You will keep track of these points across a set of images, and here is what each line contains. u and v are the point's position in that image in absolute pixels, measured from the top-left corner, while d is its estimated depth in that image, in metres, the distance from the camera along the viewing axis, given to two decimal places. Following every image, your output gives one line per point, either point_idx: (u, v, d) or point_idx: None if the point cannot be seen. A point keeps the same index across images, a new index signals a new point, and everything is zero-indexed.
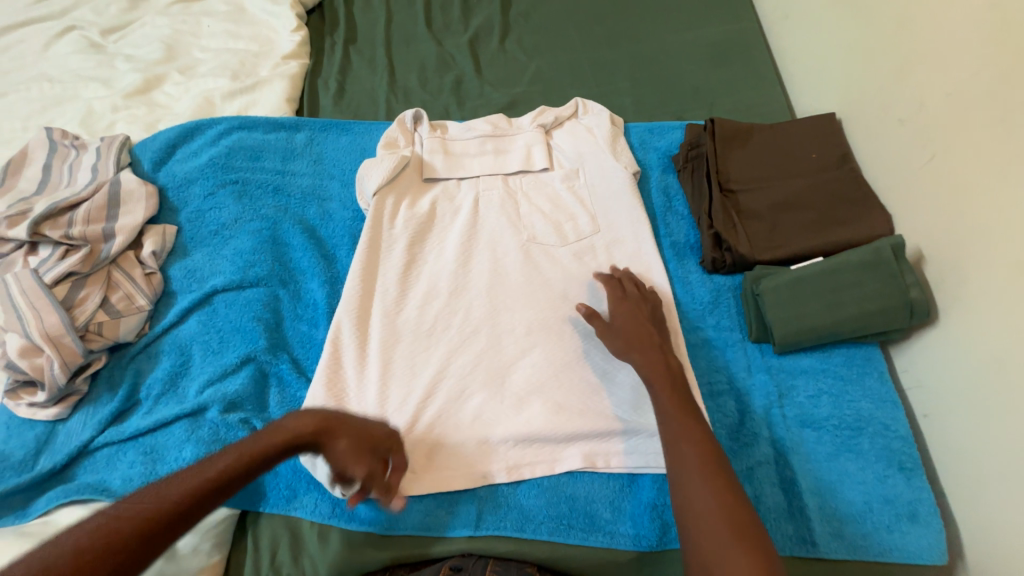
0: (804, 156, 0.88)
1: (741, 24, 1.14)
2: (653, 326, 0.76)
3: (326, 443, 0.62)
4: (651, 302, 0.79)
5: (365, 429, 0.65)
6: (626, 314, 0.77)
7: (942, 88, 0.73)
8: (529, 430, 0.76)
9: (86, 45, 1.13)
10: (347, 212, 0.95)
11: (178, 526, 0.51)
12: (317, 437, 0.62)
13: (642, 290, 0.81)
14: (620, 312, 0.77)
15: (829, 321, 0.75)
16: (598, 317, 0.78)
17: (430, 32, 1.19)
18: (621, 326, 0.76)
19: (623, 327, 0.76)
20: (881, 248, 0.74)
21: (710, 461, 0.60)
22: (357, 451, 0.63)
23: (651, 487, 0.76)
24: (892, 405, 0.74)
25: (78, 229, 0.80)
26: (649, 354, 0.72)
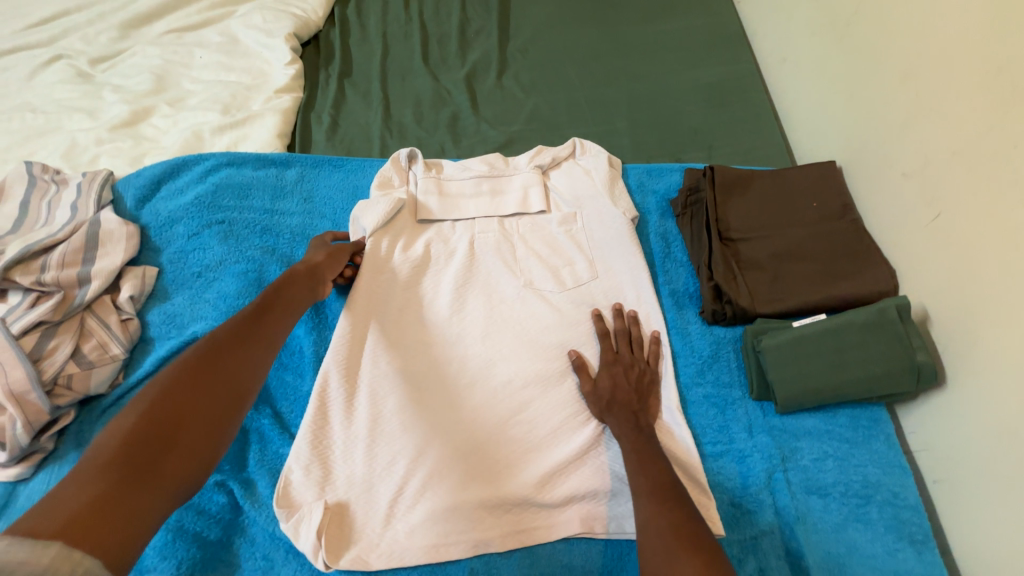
0: (805, 205, 0.87)
1: (739, 66, 1.14)
2: (635, 391, 0.77)
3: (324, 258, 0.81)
4: (642, 366, 0.79)
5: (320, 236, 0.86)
6: (610, 377, 0.77)
7: (947, 146, 0.72)
8: (524, 493, 0.72)
9: (73, 74, 1.10)
10: None
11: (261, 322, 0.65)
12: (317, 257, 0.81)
13: (635, 352, 0.81)
14: (605, 375, 0.78)
15: (833, 383, 0.73)
16: (586, 372, 0.79)
17: (426, 67, 1.18)
18: (605, 390, 0.76)
19: (607, 392, 0.76)
20: (886, 309, 0.72)
21: (684, 524, 0.59)
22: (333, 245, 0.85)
23: None
24: (899, 471, 0.72)
25: (51, 274, 0.76)
26: (630, 420, 0.73)
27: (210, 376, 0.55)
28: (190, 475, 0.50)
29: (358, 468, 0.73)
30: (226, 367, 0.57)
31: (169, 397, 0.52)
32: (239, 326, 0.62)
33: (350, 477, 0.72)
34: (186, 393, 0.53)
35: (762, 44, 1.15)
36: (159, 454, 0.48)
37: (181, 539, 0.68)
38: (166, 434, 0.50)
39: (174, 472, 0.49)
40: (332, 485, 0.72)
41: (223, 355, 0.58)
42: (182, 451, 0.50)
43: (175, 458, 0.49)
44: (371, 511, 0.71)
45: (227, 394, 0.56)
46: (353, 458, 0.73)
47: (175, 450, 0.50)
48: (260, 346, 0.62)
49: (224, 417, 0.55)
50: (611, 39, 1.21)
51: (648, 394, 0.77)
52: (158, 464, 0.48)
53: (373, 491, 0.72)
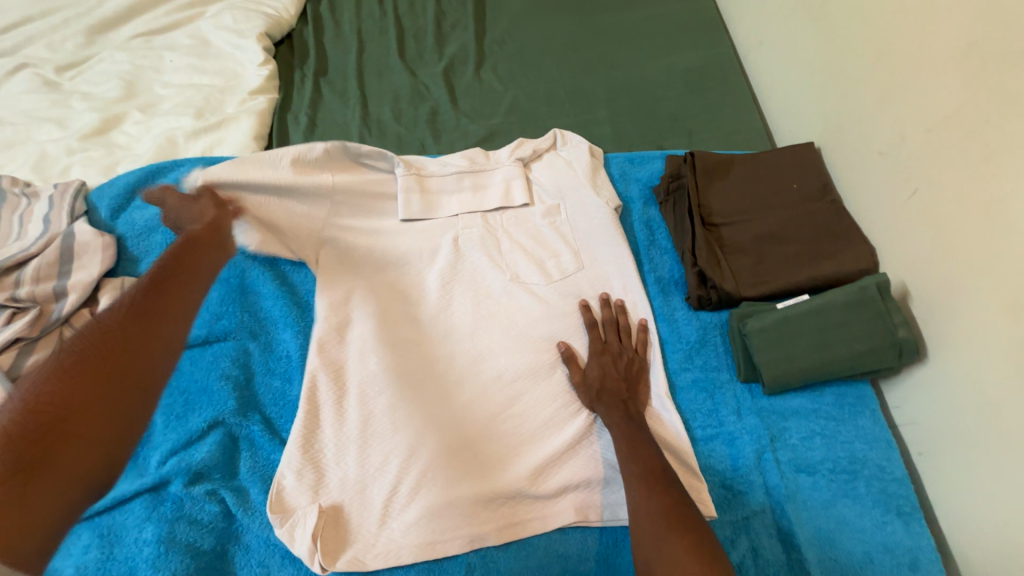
0: (786, 187, 0.87)
1: (716, 50, 1.14)
2: (624, 379, 0.77)
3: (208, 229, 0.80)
4: (630, 354, 0.80)
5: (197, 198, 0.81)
6: (599, 366, 0.78)
7: (922, 124, 0.72)
8: (517, 485, 0.73)
9: (40, 83, 1.07)
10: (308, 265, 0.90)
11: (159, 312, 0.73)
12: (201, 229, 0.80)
13: (624, 340, 0.81)
14: (591, 364, 0.78)
15: (818, 362, 0.74)
16: (575, 362, 0.79)
17: (403, 62, 1.16)
18: (594, 379, 0.77)
19: (597, 381, 0.76)
20: (866, 287, 0.73)
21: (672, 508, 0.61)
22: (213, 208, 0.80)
23: None
24: (885, 445, 0.73)
25: (26, 289, 0.75)
26: (620, 409, 0.73)
27: (99, 365, 0.65)
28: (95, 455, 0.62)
29: (350, 470, 0.72)
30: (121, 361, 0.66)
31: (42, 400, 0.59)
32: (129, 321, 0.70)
33: (343, 479, 0.72)
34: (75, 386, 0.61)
35: (739, 27, 1.14)
36: (61, 437, 0.58)
37: (174, 550, 0.67)
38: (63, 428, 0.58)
39: (75, 447, 0.59)
40: (326, 487, 0.71)
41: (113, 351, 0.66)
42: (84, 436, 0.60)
43: (76, 441, 0.59)
44: (366, 513, 0.70)
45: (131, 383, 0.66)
46: (345, 459, 0.73)
47: (75, 438, 0.59)
48: (155, 325, 0.72)
49: (122, 397, 0.65)
50: (589, 28, 1.20)
51: (637, 382, 0.78)
52: (62, 446, 0.58)
53: (366, 492, 0.71)
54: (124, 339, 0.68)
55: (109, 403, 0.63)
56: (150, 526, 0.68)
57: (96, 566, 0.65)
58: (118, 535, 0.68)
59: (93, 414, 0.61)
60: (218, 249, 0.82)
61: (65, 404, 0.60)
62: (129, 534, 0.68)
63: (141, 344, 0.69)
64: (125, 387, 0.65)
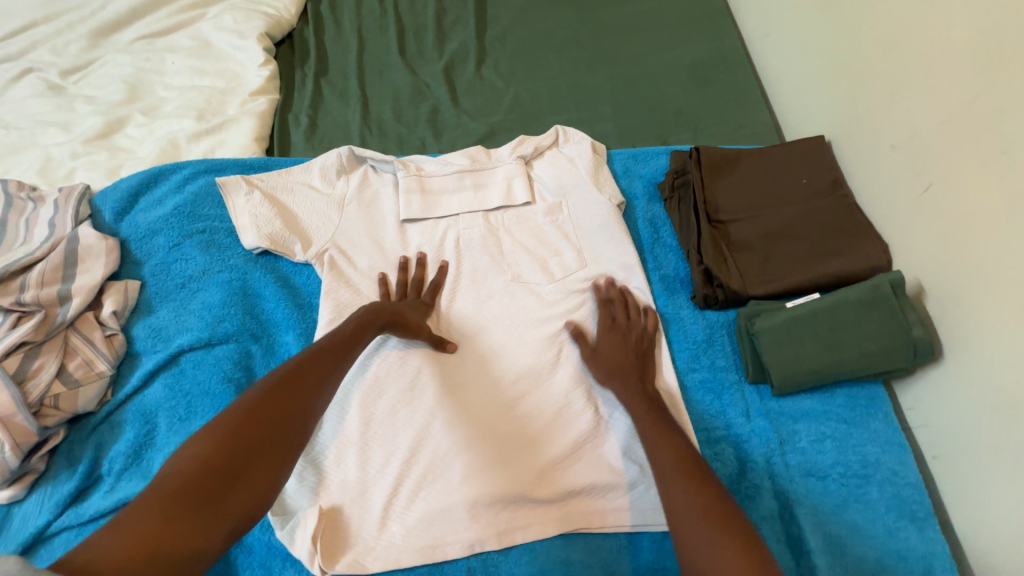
0: (794, 183, 0.85)
1: (723, 42, 1.11)
2: (635, 355, 0.77)
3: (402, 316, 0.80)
4: (640, 330, 0.80)
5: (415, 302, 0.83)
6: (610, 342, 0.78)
7: (936, 115, 0.70)
8: (519, 491, 0.72)
9: (45, 88, 1.08)
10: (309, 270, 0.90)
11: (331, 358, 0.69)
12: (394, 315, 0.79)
13: (635, 317, 0.81)
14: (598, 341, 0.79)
15: (830, 363, 0.72)
16: (585, 339, 0.80)
17: (404, 60, 1.15)
18: (604, 356, 0.78)
19: (608, 357, 0.77)
20: (880, 285, 0.71)
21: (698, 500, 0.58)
22: (420, 310, 0.83)
23: (649, 548, 0.73)
24: (899, 448, 0.71)
25: (30, 293, 0.75)
26: (633, 383, 0.74)
27: (281, 407, 0.61)
28: (250, 507, 0.55)
29: (353, 472, 0.73)
30: (287, 399, 0.62)
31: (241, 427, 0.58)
32: (308, 359, 0.67)
33: (345, 482, 0.72)
34: (253, 423, 0.58)
35: (746, 19, 1.12)
36: (229, 484, 0.54)
37: None
38: (236, 467, 0.55)
39: (239, 497, 0.55)
40: (327, 489, 0.72)
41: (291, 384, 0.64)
42: (254, 474, 0.56)
43: (251, 479, 0.56)
44: (367, 515, 0.71)
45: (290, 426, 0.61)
46: (346, 462, 0.74)
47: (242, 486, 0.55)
48: (322, 378, 0.67)
49: (289, 444, 0.60)
50: (591, 22, 1.18)
51: (648, 356, 0.78)
52: (223, 501, 0.53)
53: (367, 494, 0.72)
54: (304, 381, 0.65)
55: (273, 458, 0.58)
56: None
57: None
58: None
59: (256, 464, 0.57)
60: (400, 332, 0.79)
61: (244, 444, 0.57)
62: None
63: (309, 397, 0.64)
64: (287, 435, 0.60)
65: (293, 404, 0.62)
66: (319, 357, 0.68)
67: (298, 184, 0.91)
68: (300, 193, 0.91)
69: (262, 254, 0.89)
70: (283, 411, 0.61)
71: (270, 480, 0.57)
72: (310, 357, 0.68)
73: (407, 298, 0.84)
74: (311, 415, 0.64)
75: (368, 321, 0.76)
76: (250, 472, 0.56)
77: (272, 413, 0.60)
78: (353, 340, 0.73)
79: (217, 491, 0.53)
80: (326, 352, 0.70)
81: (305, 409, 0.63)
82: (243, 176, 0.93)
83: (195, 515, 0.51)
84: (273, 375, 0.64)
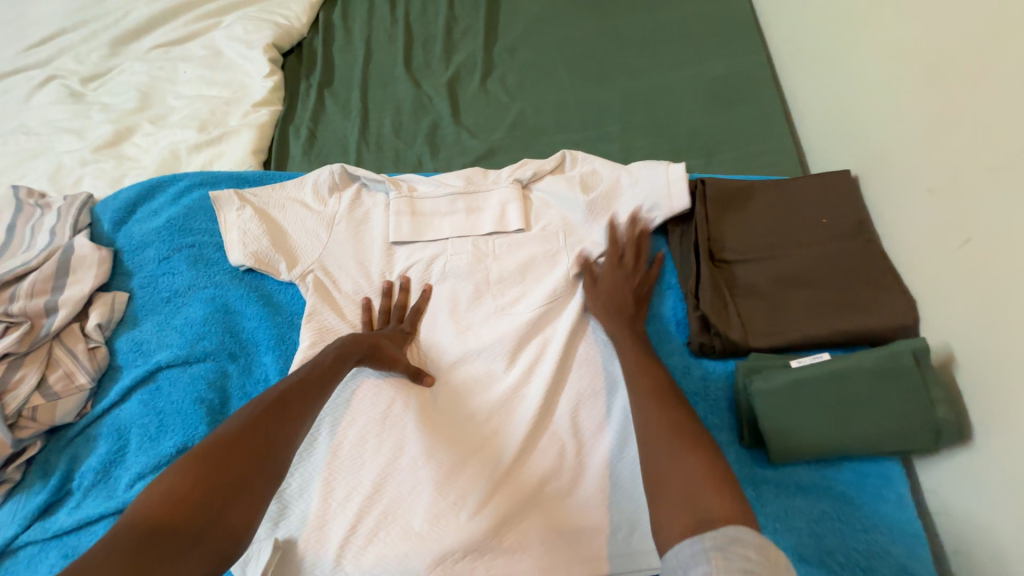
0: (812, 222, 0.76)
1: (748, 58, 1.02)
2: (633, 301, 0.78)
3: (381, 346, 0.77)
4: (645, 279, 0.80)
5: (394, 333, 0.80)
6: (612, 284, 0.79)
7: (980, 158, 0.60)
8: (478, 541, 0.67)
9: (65, 95, 1.12)
10: (292, 293, 0.88)
11: (311, 389, 0.67)
12: (372, 347, 0.76)
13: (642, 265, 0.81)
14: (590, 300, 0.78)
15: (835, 438, 0.64)
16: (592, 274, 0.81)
17: (408, 72, 1.12)
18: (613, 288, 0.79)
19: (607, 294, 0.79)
20: (899, 353, 0.62)
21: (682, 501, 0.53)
22: (396, 341, 0.80)
23: None
24: (913, 540, 0.62)
25: (19, 304, 0.76)
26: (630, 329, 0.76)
27: (259, 441, 0.58)
28: (228, 548, 0.52)
29: (312, 504, 0.70)
30: (267, 431, 0.59)
31: (221, 460, 0.55)
32: (290, 388, 0.65)
33: (304, 515, 0.70)
34: (232, 458, 0.55)
35: (776, 35, 1.02)
36: (203, 526, 0.51)
37: None
38: (214, 506, 0.52)
39: (217, 538, 0.51)
40: (287, 519, 0.70)
41: (272, 413, 0.61)
42: (234, 513, 0.53)
43: (230, 517, 0.53)
44: (319, 554, 0.67)
45: (270, 461, 0.58)
46: (308, 493, 0.71)
47: (220, 527, 0.52)
48: (301, 409, 0.64)
49: (269, 480, 0.57)
50: (607, 34, 1.11)
51: (646, 304, 0.79)
52: (200, 540, 0.50)
53: (324, 531, 0.68)
54: (284, 411, 0.62)
55: (253, 494, 0.55)
56: None
57: None
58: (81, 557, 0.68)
59: (234, 501, 0.54)
60: (378, 363, 0.76)
61: (225, 480, 0.54)
62: None
63: (289, 429, 0.61)
64: (267, 469, 0.57)
65: (274, 436, 0.59)
66: (301, 387, 0.66)
67: (290, 201, 0.90)
68: (291, 211, 0.89)
69: (247, 271, 0.88)
70: (263, 447, 0.58)
71: (248, 520, 0.54)
72: (292, 387, 0.65)
73: (388, 326, 0.82)
74: (291, 449, 0.61)
75: (345, 352, 0.73)
76: (228, 512, 0.53)
77: (252, 448, 0.57)
78: (333, 371, 0.70)
79: (194, 533, 0.50)
80: (307, 383, 0.67)
81: (285, 443, 0.60)
82: (236, 190, 0.92)
83: (168, 555, 0.48)
84: (256, 405, 0.61)
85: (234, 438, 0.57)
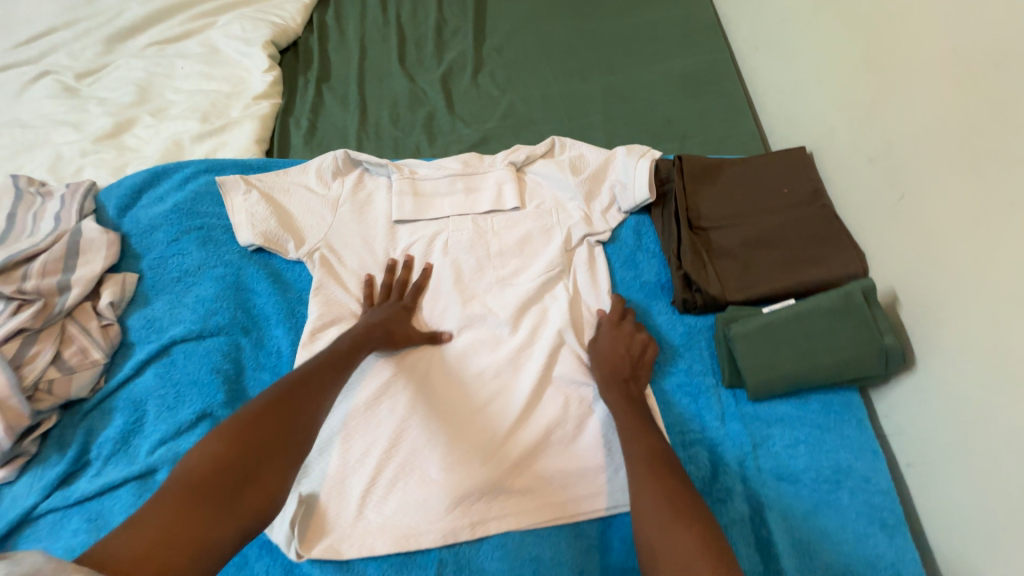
0: (774, 192, 0.86)
1: (713, 55, 1.14)
2: (629, 360, 0.79)
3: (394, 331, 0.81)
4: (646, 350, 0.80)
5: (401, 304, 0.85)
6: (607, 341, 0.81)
7: (909, 129, 0.71)
8: (492, 483, 0.73)
9: (60, 89, 1.13)
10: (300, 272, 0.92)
11: (331, 370, 0.71)
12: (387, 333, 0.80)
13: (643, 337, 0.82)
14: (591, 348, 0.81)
15: (802, 370, 0.73)
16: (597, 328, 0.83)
17: (403, 68, 1.19)
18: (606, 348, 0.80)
19: (605, 350, 0.80)
20: (851, 293, 0.72)
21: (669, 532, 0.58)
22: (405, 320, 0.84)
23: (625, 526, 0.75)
24: (872, 456, 0.71)
25: (32, 282, 0.78)
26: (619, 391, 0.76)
27: (287, 411, 0.62)
28: (260, 508, 0.56)
29: (331, 462, 0.74)
30: (294, 403, 0.63)
31: (251, 427, 0.59)
32: (314, 368, 0.69)
33: (324, 473, 0.73)
34: (263, 425, 0.60)
35: (737, 35, 1.14)
36: (237, 486, 0.55)
37: None
38: (247, 469, 0.56)
39: (250, 499, 0.55)
40: (308, 477, 0.73)
41: (298, 388, 0.65)
42: (265, 476, 0.57)
43: (262, 479, 0.57)
44: (343, 505, 0.72)
45: (297, 430, 0.62)
46: (327, 450, 0.75)
47: (254, 488, 0.56)
48: (324, 384, 0.68)
49: (299, 448, 0.61)
50: (586, 34, 1.21)
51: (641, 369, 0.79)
52: (237, 498, 0.54)
53: (345, 485, 0.73)
54: (308, 387, 0.66)
55: (282, 460, 0.59)
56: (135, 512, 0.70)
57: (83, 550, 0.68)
58: (105, 520, 0.70)
59: (265, 466, 0.58)
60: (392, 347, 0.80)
61: (255, 445, 0.58)
62: (116, 520, 0.70)
63: (314, 402, 0.66)
64: (296, 437, 0.61)
65: (301, 407, 0.64)
66: (323, 367, 0.70)
67: (296, 185, 0.94)
68: (296, 194, 0.93)
69: (256, 251, 0.92)
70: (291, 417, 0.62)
71: (279, 484, 0.58)
72: (315, 367, 0.70)
73: (391, 300, 0.86)
74: (317, 421, 0.65)
75: (362, 338, 0.77)
76: (260, 475, 0.57)
77: (279, 417, 0.61)
78: (351, 355, 0.75)
79: (229, 493, 0.54)
80: (329, 364, 0.71)
81: (311, 415, 0.64)
82: (242, 176, 0.96)
83: (209, 511, 0.52)
84: (284, 381, 0.66)
85: (263, 408, 0.61)
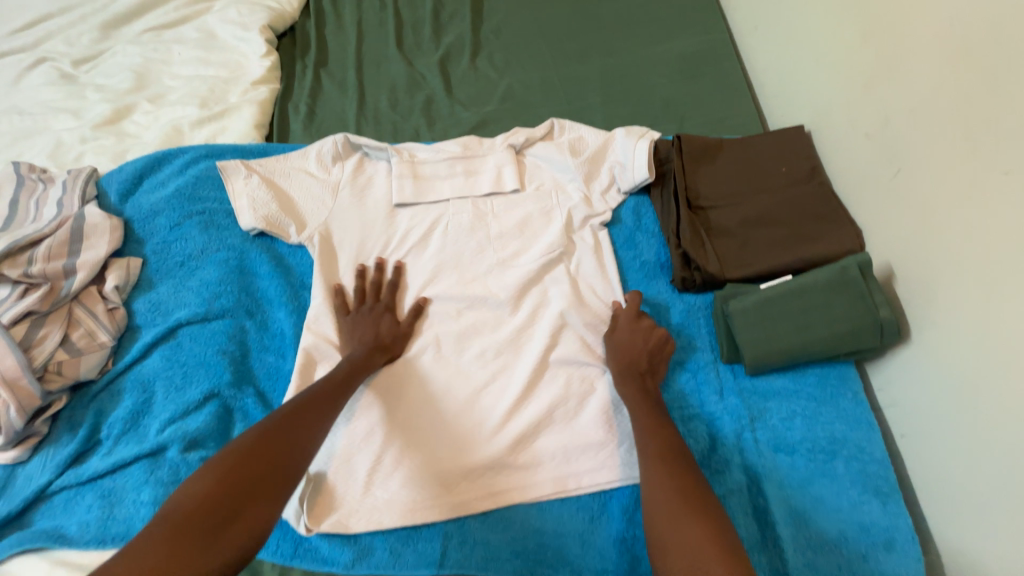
0: (773, 170, 0.87)
1: (712, 35, 1.13)
2: (646, 357, 0.78)
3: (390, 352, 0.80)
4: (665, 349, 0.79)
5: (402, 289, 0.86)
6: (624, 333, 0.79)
7: (906, 103, 0.71)
8: (495, 458, 0.75)
9: (57, 76, 1.13)
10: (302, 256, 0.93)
11: (325, 396, 0.70)
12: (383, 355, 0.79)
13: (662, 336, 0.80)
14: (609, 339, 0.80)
15: (799, 345, 0.74)
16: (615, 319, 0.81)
17: (401, 52, 1.18)
18: (624, 348, 0.78)
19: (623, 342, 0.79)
20: (848, 268, 0.73)
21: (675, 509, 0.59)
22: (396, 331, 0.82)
23: (626, 497, 0.76)
24: (867, 426, 0.73)
25: (38, 266, 0.79)
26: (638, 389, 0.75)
27: (277, 443, 0.61)
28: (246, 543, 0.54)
29: (337, 441, 0.75)
30: (285, 434, 0.63)
31: (240, 459, 0.58)
32: (307, 397, 0.69)
33: (330, 451, 0.74)
34: (253, 458, 0.59)
35: (736, 14, 1.14)
36: (223, 520, 0.54)
37: None
38: (234, 504, 0.55)
39: (236, 534, 0.54)
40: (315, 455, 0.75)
41: (289, 419, 0.65)
42: (252, 511, 0.56)
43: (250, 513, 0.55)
44: (349, 482, 0.73)
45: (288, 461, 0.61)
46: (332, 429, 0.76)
47: (241, 521, 0.55)
48: (316, 414, 0.67)
49: (289, 480, 0.60)
50: (584, 16, 1.20)
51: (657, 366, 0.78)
52: (224, 532, 0.53)
53: (350, 462, 0.74)
54: (300, 417, 0.65)
55: (271, 493, 0.58)
56: (147, 489, 0.72)
57: (98, 524, 0.70)
58: (118, 497, 0.72)
59: (253, 500, 0.56)
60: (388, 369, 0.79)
61: (244, 478, 0.57)
62: (128, 496, 0.72)
63: (306, 432, 0.64)
64: (286, 469, 0.60)
65: (292, 438, 0.63)
66: (316, 395, 0.69)
67: (296, 169, 0.94)
68: (297, 178, 0.94)
69: (258, 235, 0.92)
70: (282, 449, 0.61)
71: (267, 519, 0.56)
72: (308, 396, 0.69)
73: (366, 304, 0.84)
74: (308, 452, 0.63)
75: (358, 360, 0.76)
76: (247, 509, 0.55)
77: (269, 449, 0.60)
78: (348, 380, 0.74)
79: (216, 527, 0.53)
80: (323, 392, 0.70)
81: (303, 446, 0.63)
82: (242, 161, 0.96)
83: (194, 545, 0.51)
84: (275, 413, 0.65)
85: (254, 440, 0.60)
